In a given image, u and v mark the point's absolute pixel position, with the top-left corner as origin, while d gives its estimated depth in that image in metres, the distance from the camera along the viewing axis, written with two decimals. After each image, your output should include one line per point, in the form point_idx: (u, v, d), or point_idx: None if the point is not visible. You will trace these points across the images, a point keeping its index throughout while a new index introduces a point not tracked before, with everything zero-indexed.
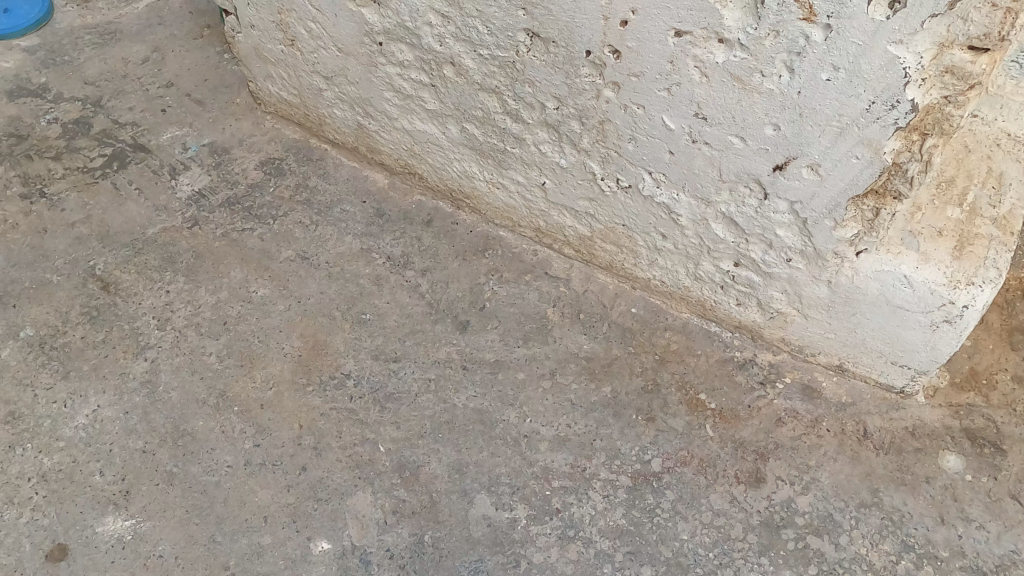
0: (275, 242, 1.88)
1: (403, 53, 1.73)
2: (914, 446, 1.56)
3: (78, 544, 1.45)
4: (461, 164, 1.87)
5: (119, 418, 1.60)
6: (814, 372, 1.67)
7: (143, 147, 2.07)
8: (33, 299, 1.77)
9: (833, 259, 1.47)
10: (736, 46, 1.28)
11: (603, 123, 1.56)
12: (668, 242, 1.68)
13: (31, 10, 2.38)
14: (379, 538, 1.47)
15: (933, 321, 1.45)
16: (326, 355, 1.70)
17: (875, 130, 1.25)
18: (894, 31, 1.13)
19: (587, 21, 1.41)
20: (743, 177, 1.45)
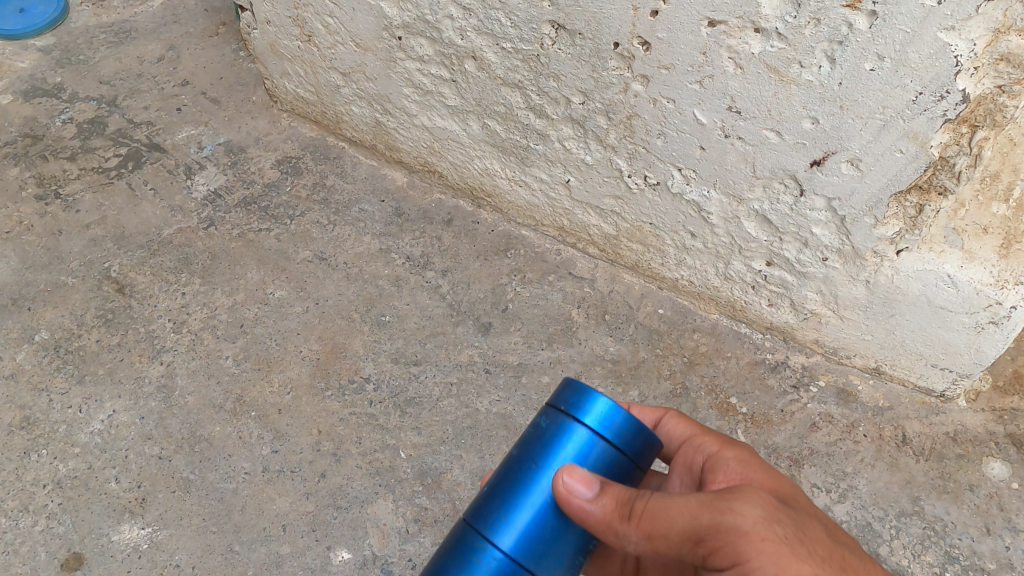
0: (292, 243, 1.84)
1: (423, 47, 1.68)
2: (956, 452, 1.50)
3: (93, 553, 1.40)
4: (482, 162, 1.82)
5: (136, 423, 1.56)
6: (850, 375, 1.61)
7: (158, 147, 2.03)
8: (48, 302, 1.73)
9: (872, 259, 1.41)
10: (773, 36, 1.22)
11: (631, 117, 1.50)
12: (696, 241, 1.62)
13: (46, 10, 2.36)
14: (401, 548, 1.42)
15: (977, 322, 1.39)
16: (345, 358, 1.65)
17: (922, 122, 1.19)
18: (945, 17, 1.07)
19: (615, 12, 1.35)
20: (779, 173, 1.39)
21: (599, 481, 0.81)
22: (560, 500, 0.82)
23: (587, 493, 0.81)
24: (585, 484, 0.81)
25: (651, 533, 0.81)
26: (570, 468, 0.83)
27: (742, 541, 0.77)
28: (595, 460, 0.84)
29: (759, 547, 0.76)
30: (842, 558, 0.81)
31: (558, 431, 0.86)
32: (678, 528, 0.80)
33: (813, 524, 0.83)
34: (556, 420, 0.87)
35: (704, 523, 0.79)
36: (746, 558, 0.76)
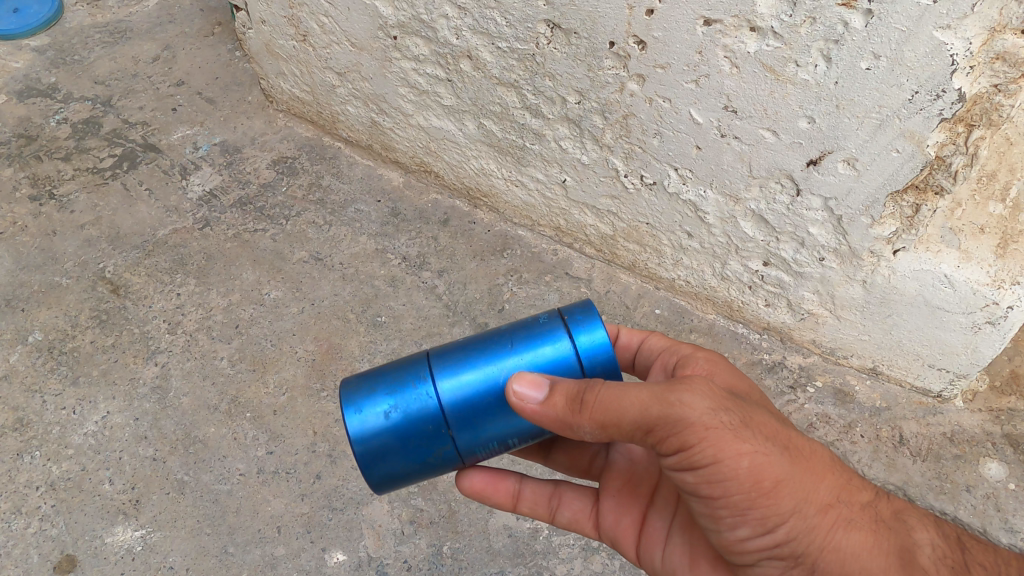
0: (288, 243, 1.83)
1: (418, 47, 1.68)
2: (954, 452, 1.49)
3: (87, 555, 1.40)
4: (478, 161, 1.82)
5: (130, 425, 1.55)
6: (847, 375, 1.61)
7: (153, 147, 2.02)
8: (42, 303, 1.72)
9: (869, 258, 1.40)
10: (769, 35, 1.22)
11: (627, 117, 1.50)
12: (693, 241, 1.62)
13: (40, 9, 2.36)
14: (396, 549, 1.41)
15: (974, 323, 1.39)
16: (340, 359, 1.64)
17: (918, 121, 1.18)
18: (941, 16, 1.07)
19: (610, 11, 1.35)
20: (775, 172, 1.39)
21: (548, 385, 0.91)
22: (512, 398, 0.92)
23: (537, 397, 0.90)
24: (535, 388, 0.91)
25: (603, 421, 0.88)
26: (531, 377, 0.92)
27: (686, 429, 0.87)
28: (558, 371, 0.94)
29: (702, 434, 0.87)
30: (773, 437, 0.92)
31: (549, 331, 0.96)
32: (629, 417, 0.88)
33: (749, 410, 0.93)
34: (553, 323, 0.97)
35: (653, 413, 0.87)
36: (690, 444, 0.87)
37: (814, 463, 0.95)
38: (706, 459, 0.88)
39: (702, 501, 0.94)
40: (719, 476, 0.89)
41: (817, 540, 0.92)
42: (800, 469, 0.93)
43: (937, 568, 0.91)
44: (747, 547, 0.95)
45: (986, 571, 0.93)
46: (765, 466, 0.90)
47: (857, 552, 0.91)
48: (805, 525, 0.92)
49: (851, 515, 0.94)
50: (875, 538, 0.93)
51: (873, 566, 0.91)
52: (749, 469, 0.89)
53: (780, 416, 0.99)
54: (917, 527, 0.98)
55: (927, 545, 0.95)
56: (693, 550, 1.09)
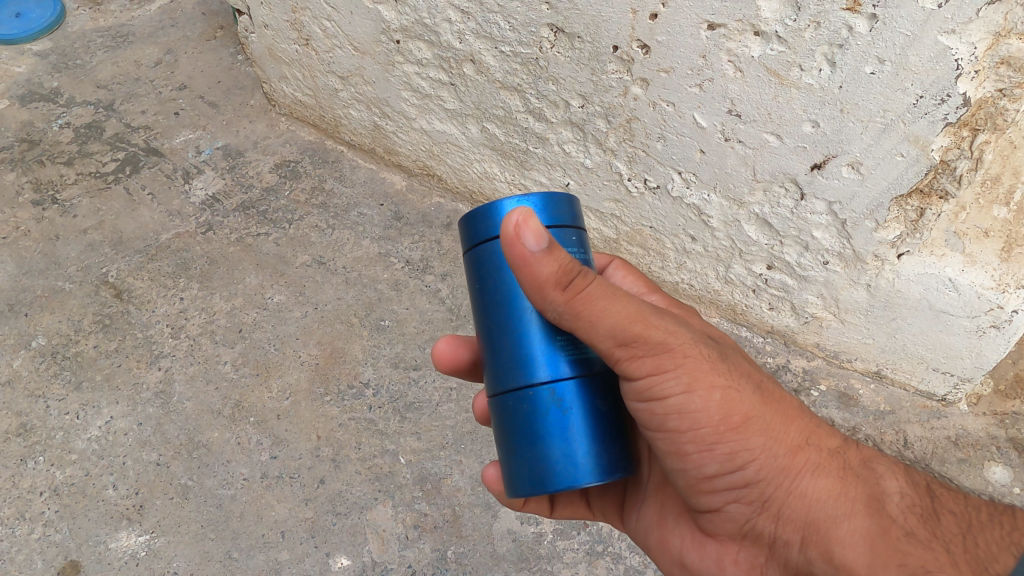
0: (291, 247, 1.83)
1: (421, 51, 1.68)
2: (958, 456, 1.49)
3: (91, 560, 1.39)
4: (481, 165, 1.82)
5: (133, 429, 1.55)
6: (851, 379, 1.61)
7: (156, 151, 2.02)
8: (45, 308, 1.72)
9: (873, 262, 1.40)
10: (773, 39, 1.22)
11: (630, 121, 1.50)
12: (697, 244, 1.61)
13: (42, 14, 2.36)
14: (400, 554, 1.41)
15: (978, 327, 1.39)
16: (344, 363, 1.64)
17: (923, 126, 1.18)
18: (946, 20, 1.06)
19: (614, 15, 1.35)
20: (779, 177, 1.39)
21: (547, 238, 0.85)
22: (508, 235, 0.85)
23: (538, 245, 0.84)
24: (535, 237, 0.84)
25: (580, 310, 0.87)
26: (525, 213, 0.85)
27: (665, 352, 0.89)
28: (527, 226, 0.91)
29: (680, 361, 0.90)
30: (747, 378, 0.95)
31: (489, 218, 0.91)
32: (608, 322, 0.87)
33: (724, 350, 0.96)
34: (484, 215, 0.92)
35: (635, 329, 0.88)
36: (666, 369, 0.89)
37: (786, 408, 0.96)
38: (677, 387, 0.90)
39: (666, 440, 0.95)
40: (689, 409, 0.91)
41: (784, 484, 0.94)
42: (773, 409, 0.95)
43: (904, 517, 0.89)
44: (715, 491, 0.97)
45: (955, 519, 0.90)
46: (736, 403, 0.92)
47: (820, 498, 0.92)
48: (774, 468, 0.94)
49: (820, 461, 0.95)
50: (842, 486, 0.93)
51: (837, 513, 0.91)
52: (720, 402, 0.91)
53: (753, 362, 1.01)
54: (886, 475, 0.95)
55: (896, 492, 0.93)
56: (665, 504, 1.12)
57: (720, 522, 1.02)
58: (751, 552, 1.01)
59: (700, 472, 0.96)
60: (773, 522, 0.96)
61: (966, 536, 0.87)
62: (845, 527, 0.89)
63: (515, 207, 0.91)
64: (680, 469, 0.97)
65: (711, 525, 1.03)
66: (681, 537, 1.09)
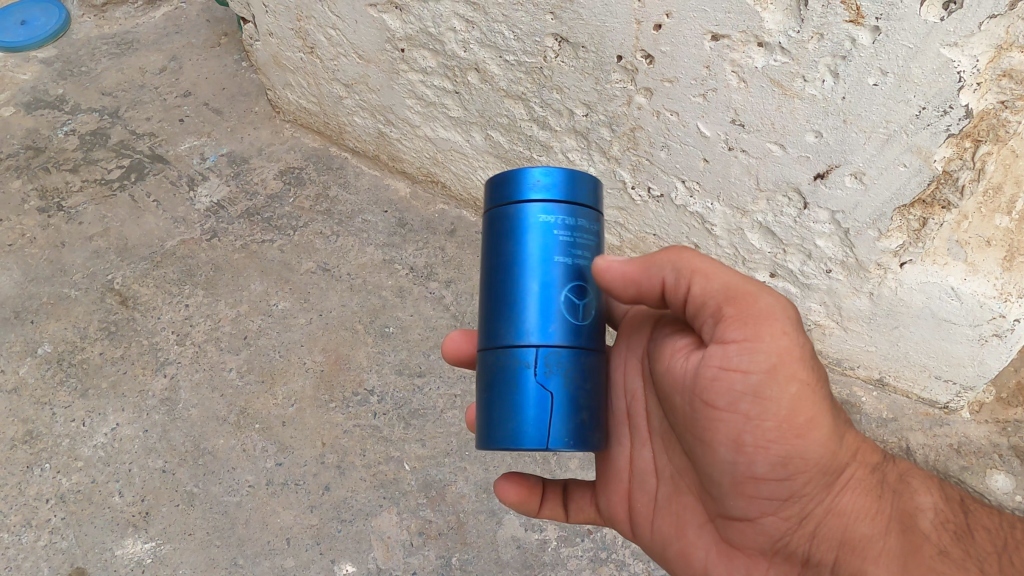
0: (296, 254, 1.84)
1: (425, 60, 1.69)
2: (961, 464, 1.49)
3: (97, 568, 1.40)
4: (485, 172, 1.83)
5: (139, 436, 1.55)
6: (853, 386, 1.61)
7: (161, 158, 2.03)
8: (51, 315, 1.73)
9: (876, 270, 1.41)
10: (776, 50, 1.22)
11: (634, 130, 1.50)
12: (700, 252, 1.62)
13: (48, 22, 2.39)
14: (405, 561, 1.42)
15: (981, 335, 1.39)
16: (348, 370, 1.65)
17: (925, 136, 1.18)
18: (948, 34, 1.07)
19: (618, 25, 1.35)
20: (782, 185, 1.39)
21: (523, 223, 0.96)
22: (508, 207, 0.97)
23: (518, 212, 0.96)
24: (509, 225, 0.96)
25: (663, 303, 0.88)
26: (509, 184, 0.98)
27: (743, 346, 0.91)
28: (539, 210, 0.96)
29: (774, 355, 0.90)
30: (819, 377, 0.95)
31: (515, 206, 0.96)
32: None
33: (786, 350, 0.97)
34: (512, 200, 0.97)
35: (722, 317, 0.90)
36: (742, 362, 0.90)
37: (835, 413, 0.97)
38: (749, 382, 0.90)
39: (717, 441, 0.94)
40: (752, 407, 0.90)
41: (826, 497, 0.95)
42: (825, 412, 0.95)
43: (937, 534, 0.93)
44: (755, 498, 0.95)
45: (990, 535, 0.93)
46: (805, 404, 0.91)
47: (859, 516, 0.95)
48: (819, 480, 0.94)
49: (860, 477, 0.97)
50: (875, 503, 0.96)
51: (869, 531, 0.94)
52: (795, 398, 0.91)
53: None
54: (919, 491, 0.99)
55: (929, 509, 0.96)
56: (684, 511, 1.07)
57: (752, 535, 0.99)
58: (782, 568, 1.00)
59: (747, 473, 0.93)
60: (810, 540, 0.96)
61: (1004, 554, 0.90)
62: (884, 544, 0.93)
63: (541, 179, 0.95)
64: (722, 472, 0.96)
65: (739, 538, 1.01)
66: (704, 550, 1.05)
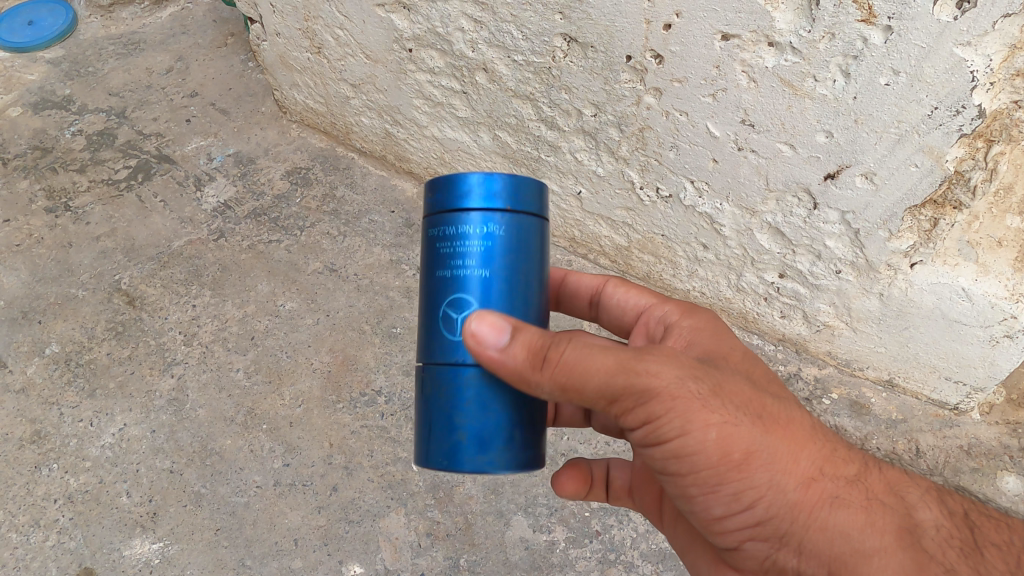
0: (302, 254, 1.84)
1: (433, 59, 1.68)
2: (971, 465, 1.49)
3: (105, 568, 1.40)
4: (492, 172, 1.83)
5: (146, 437, 1.55)
6: (863, 387, 1.61)
7: (168, 158, 2.03)
8: (58, 315, 1.73)
9: (886, 271, 1.40)
10: (787, 50, 1.22)
11: (643, 130, 1.50)
12: (709, 252, 1.62)
13: (55, 22, 2.40)
14: (413, 562, 1.41)
15: (992, 336, 1.39)
16: (356, 370, 1.65)
17: (937, 136, 1.18)
18: (961, 33, 1.06)
19: (628, 25, 1.35)
20: (792, 186, 1.39)
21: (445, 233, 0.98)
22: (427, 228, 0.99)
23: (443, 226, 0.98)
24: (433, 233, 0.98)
25: (565, 381, 0.84)
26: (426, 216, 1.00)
27: (654, 400, 0.84)
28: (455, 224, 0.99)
29: (668, 405, 0.84)
30: (747, 406, 0.89)
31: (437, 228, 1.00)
32: (596, 379, 0.83)
33: (722, 376, 0.90)
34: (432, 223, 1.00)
35: (622, 380, 0.83)
36: (658, 414, 0.85)
37: (793, 433, 0.92)
38: (673, 431, 0.86)
39: (671, 478, 0.93)
40: (687, 451, 0.87)
41: (799, 519, 0.90)
42: (777, 437, 0.90)
43: (943, 552, 0.90)
44: (729, 531, 0.95)
45: (1000, 552, 0.94)
46: (735, 440, 0.87)
47: (846, 533, 0.89)
48: (784, 505, 0.90)
49: (837, 491, 0.92)
50: (868, 516, 0.90)
51: (865, 546, 0.88)
52: (719, 443, 0.86)
53: (760, 381, 0.96)
54: (913, 503, 0.96)
55: (931, 524, 0.94)
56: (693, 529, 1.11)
57: (741, 560, 0.99)
58: None
59: (709, 511, 0.93)
60: (797, 557, 0.92)
61: (1014, 573, 0.90)
62: (877, 563, 0.87)
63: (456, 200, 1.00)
64: (691, 511, 0.96)
65: (734, 560, 1.01)
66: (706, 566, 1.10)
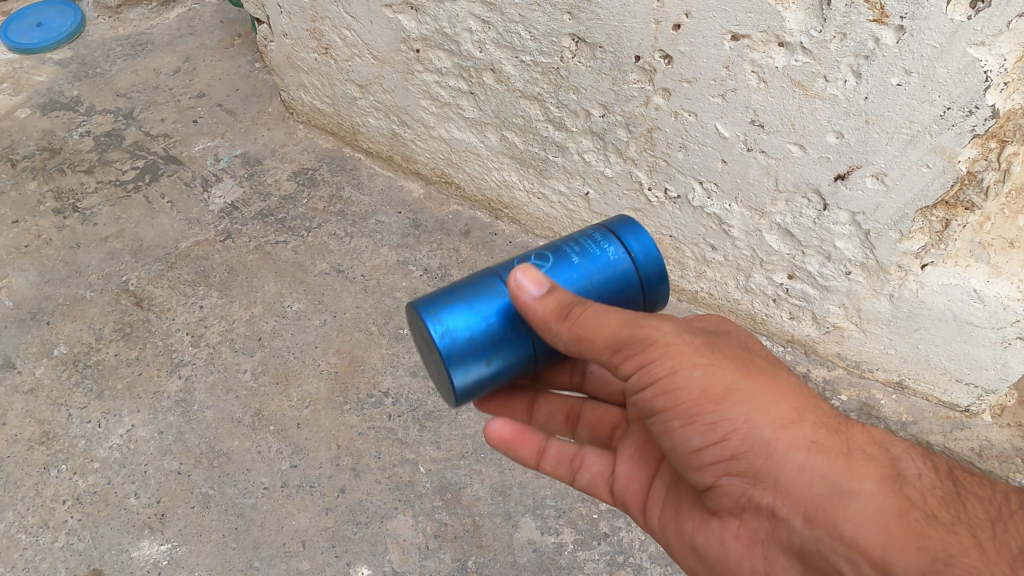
0: (309, 255, 1.84)
1: (440, 60, 1.68)
2: (982, 468, 1.48)
3: (114, 569, 1.40)
4: (500, 173, 1.82)
5: (154, 438, 1.55)
6: (873, 389, 1.60)
7: (175, 159, 2.03)
8: (67, 316, 1.73)
9: (897, 272, 1.39)
10: (797, 50, 1.21)
11: (652, 131, 1.49)
12: (718, 253, 1.61)
13: (64, 23, 2.40)
14: (421, 564, 1.41)
15: (1004, 338, 1.38)
16: (363, 372, 1.64)
17: (950, 137, 1.17)
18: (975, 32, 1.05)
19: (637, 26, 1.34)
20: (802, 186, 1.38)
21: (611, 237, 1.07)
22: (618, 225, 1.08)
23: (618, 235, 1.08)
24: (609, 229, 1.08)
25: (580, 335, 0.92)
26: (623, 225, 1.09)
27: (648, 344, 0.89)
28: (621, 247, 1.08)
29: (662, 351, 0.89)
30: (732, 356, 0.91)
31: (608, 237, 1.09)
32: (605, 334, 0.91)
33: (716, 335, 0.94)
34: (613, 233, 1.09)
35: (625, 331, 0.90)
36: (650, 359, 0.89)
37: (776, 382, 0.91)
38: (661, 371, 0.88)
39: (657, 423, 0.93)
40: (671, 390, 0.89)
41: (774, 456, 0.87)
42: (758, 382, 0.90)
43: (924, 499, 0.84)
44: (707, 476, 0.93)
45: (983, 504, 0.86)
46: (717, 378, 0.88)
47: (823, 473, 0.86)
48: (761, 444, 0.88)
49: (817, 438, 0.88)
50: (847, 462, 0.86)
51: (841, 488, 0.85)
52: (700, 380, 0.88)
53: (754, 345, 0.98)
54: (899, 457, 0.90)
55: (915, 473, 0.88)
56: (678, 496, 1.07)
57: (722, 509, 0.96)
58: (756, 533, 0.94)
59: (687, 453, 0.92)
60: (772, 498, 0.89)
61: (997, 523, 0.83)
62: (854, 504, 0.84)
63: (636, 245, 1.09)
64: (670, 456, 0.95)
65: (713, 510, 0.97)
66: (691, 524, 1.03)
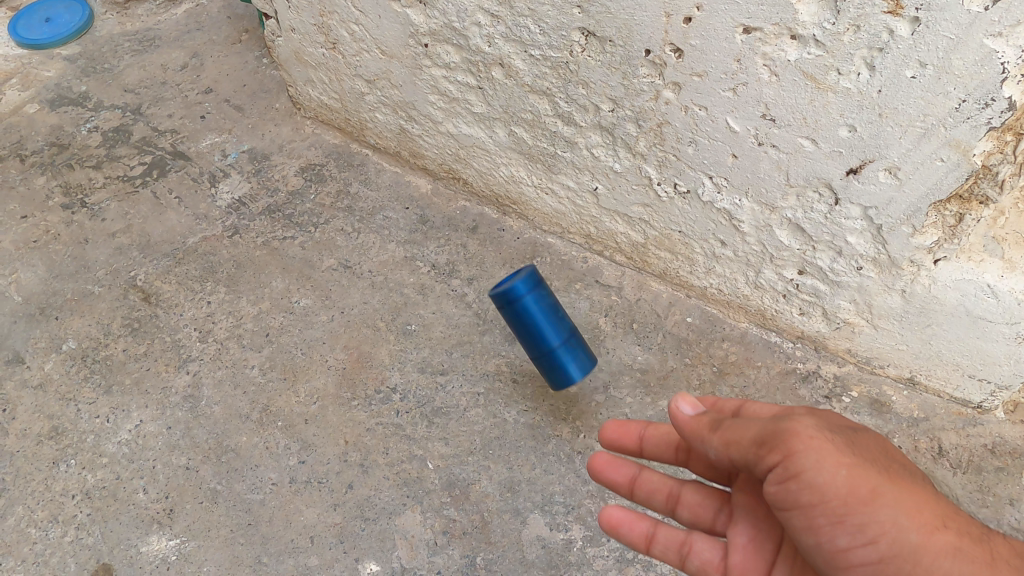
0: (317, 251, 1.83)
1: (449, 55, 1.67)
2: (994, 465, 1.47)
3: (123, 564, 1.40)
4: (508, 168, 1.82)
5: (163, 433, 1.55)
6: (883, 386, 1.59)
7: (183, 154, 2.03)
8: (75, 311, 1.73)
9: (909, 267, 1.38)
10: (810, 43, 1.20)
11: (661, 125, 1.49)
12: (727, 249, 1.60)
13: (72, 19, 2.40)
14: (430, 560, 1.40)
15: (1017, 334, 1.37)
16: (371, 368, 1.64)
17: (965, 130, 1.16)
18: (992, 23, 1.04)
19: (647, 19, 1.33)
20: (814, 181, 1.37)
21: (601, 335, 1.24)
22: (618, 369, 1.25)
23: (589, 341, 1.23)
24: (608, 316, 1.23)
25: (727, 439, 0.95)
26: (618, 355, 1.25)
27: (794, 435, 0.88)
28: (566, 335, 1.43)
29: (807, 442, 0.88)
30: (873, 458, 0.91)
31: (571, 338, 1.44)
32: (749, 435, 0.94)
33: (855, 434, 0.94)
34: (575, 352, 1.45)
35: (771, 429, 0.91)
36: (796, 450, 0.87)
37: (914, 488, 0.91)
38: (808, 462, 0.87)
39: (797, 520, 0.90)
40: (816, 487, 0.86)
41: (921, 561, 0.86)
42: (899, 485, 0.89)
43: None
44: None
45: None
46: (863, 477, 0.87)
47: None
48: (908, 546, 0.86)
49: (959, 542, 0.88)
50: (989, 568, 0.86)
51: None
52: (847, 477, 0.86)
53: (890, 449, 0.97)
54: None
55: None
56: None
57: None
58: None
59: (830, 553, 0.88)
60: None
61: None
62: None
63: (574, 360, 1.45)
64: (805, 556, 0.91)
65: None
66: None
